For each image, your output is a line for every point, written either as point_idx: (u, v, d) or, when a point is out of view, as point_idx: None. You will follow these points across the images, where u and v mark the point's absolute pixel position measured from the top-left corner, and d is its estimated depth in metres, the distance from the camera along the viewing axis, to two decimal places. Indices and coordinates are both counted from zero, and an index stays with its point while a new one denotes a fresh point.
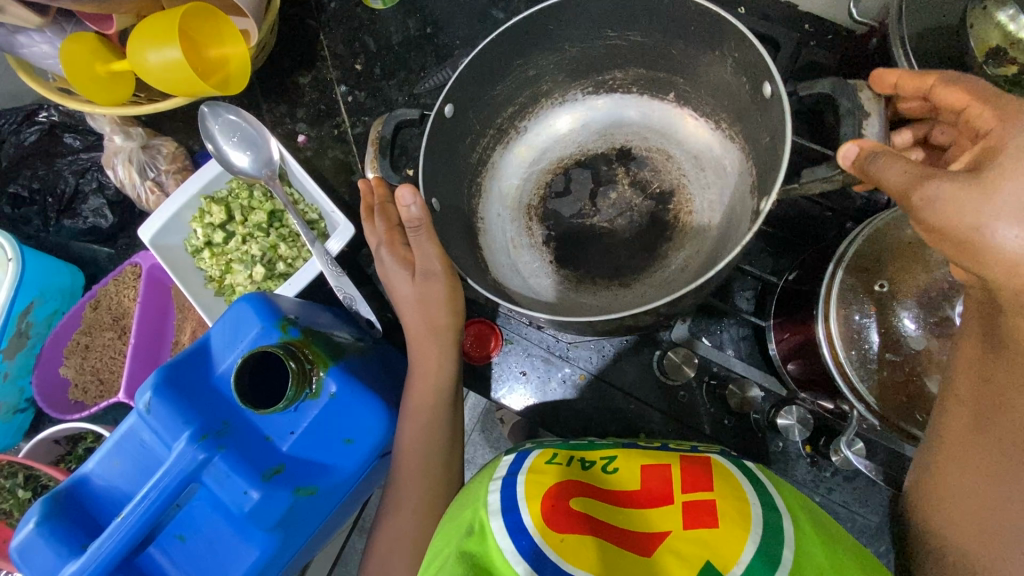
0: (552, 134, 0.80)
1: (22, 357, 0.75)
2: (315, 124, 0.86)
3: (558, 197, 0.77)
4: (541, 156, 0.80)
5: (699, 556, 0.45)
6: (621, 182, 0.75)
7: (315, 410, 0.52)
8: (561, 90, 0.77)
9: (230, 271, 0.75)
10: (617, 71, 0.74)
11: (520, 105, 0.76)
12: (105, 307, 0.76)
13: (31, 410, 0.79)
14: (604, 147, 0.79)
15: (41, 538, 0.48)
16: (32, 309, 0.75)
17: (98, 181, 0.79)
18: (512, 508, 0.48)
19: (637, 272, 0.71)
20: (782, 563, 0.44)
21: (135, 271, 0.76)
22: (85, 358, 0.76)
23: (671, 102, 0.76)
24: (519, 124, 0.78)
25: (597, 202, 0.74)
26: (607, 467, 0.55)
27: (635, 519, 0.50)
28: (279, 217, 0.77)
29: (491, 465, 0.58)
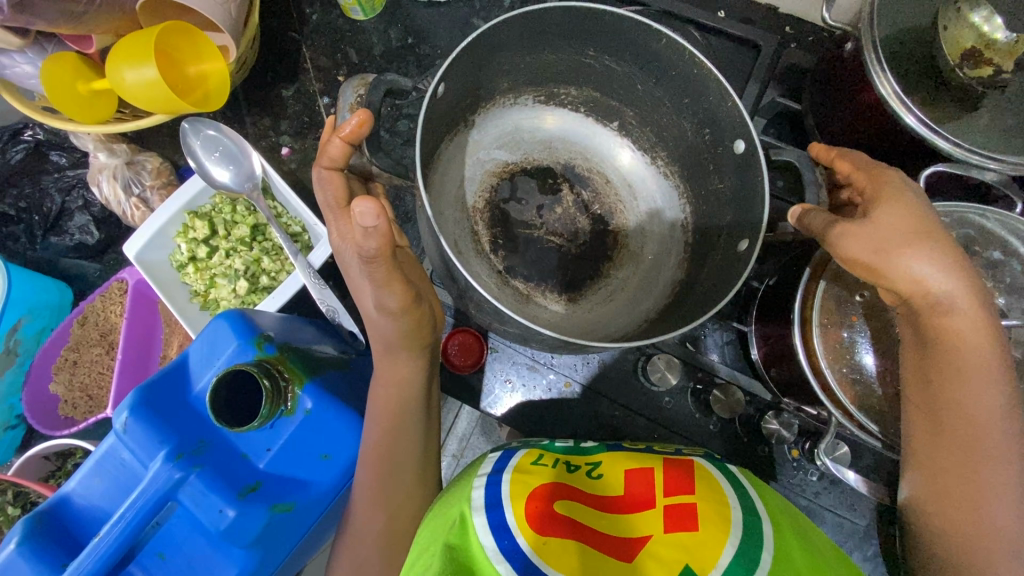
0: (498, 133, 0.76)
1: (11, 374, 0.76)
2: (298, 136, 0.86)
3: (505, 201, 0.75)
4: (486, 158, 0.76)
5: (678, 560, 0.45)
6: (565, 197, 0.76)
7: (291, 427, 0.53)
8: (516, 92, 0.73)
9: (214, 286, 0.76)
10: (571, 88, 0.73)
11: (478, 98, 0.70)
12: (93, 323, 0.78)
13: (23, 426, 0.80)
14: (549, 160, 0.79)
15: (21, 559, 0.48)
16: (20, 327, 0.75)
17: (84, 198, 0.80)
18: (497, 506, 0.48)
19: (584, 286, 0.73)
20: (760, 566, 0.44)
21: (121, 288, 0.78)
22: (74, 374, 0.77)
23: (614, 130, 0.77)
24: (470, 118, 0.72)
25: (543, 214, 0.74)
26: (592, 473, 0.56)
27: (618, 524, 0.49)
28: (262, 231, 0.77)
29: (474, 463, 0.59)
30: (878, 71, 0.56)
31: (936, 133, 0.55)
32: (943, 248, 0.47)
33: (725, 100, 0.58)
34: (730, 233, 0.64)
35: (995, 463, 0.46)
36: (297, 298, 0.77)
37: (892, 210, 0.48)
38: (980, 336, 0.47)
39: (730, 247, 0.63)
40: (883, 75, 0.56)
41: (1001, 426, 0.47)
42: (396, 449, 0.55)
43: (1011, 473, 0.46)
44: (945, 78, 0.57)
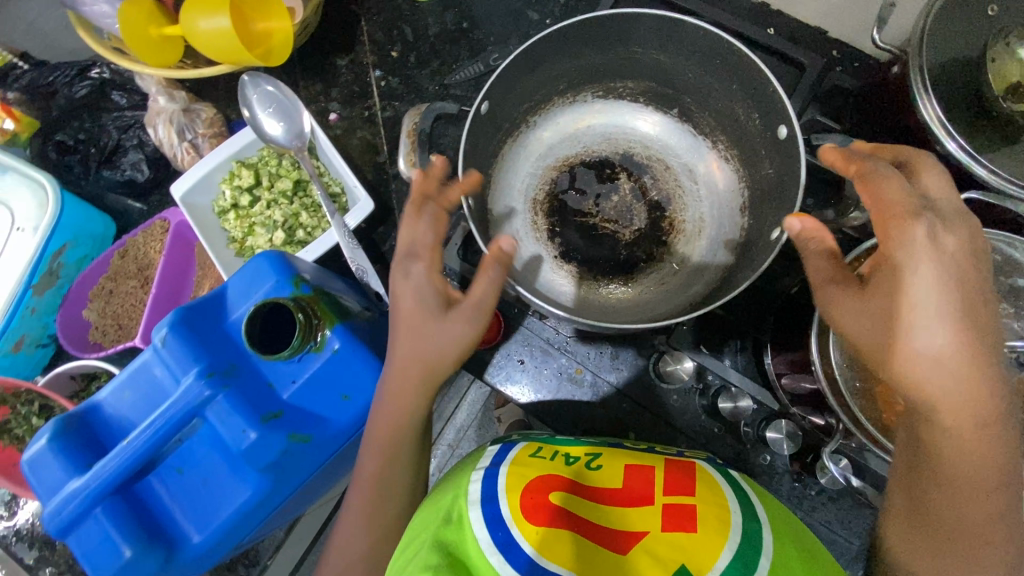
0: (559, 131, 0.76)
1: (50, 294, 0.78)
2: (347, 104, 0.89)
3: (563, 193, 0.75)
4: (548, 152, 0.76)
5: (674, 560, 0.46)
6: (622, 185, 0.74)
7: (317, 363, 0.55)
8: (574, 91, 0.73)
9: (252, 234, 0.78)
10: (627, 81, 0.71)
11: (535, 103, 0.72)
12: (132, 257, 0.81)
13: (52, 346, 0.82)
14: (608, 151, 0.76)
15: (50, 454, 0.51)
16: (65, 251, 0.78)
17: (139, 138, 0.84)
18: (492, 498, 0.50)
19: (633, 270, 0.72)
20: (757, 570, 0.45)
21: (163, 226, 0.81)
22: (108, 302, 0.81)
23: (674, 118, 0.74)
24: (530, 120, 0.74)
25: (599, 203, 0.74)
26: (592, 465, 0.57)
27: (617, 519, 0.51)
28: (303, 187, 0.80)
29: (473, 454, 0.60)
30: (921, 93, 0.57)
31: (974, 160, 0.56)
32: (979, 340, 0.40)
33: (767, 90, 0.58)
34: (762, 231, 0.63)
35: (977, 559, 0.42)
36: (328, 256, 0.79)
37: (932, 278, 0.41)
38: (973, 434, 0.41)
39: (763, 241, 0.63)
40: (926, 97, 0.57)
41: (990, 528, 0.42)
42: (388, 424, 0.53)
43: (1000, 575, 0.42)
44: (989, 107, 0.58)
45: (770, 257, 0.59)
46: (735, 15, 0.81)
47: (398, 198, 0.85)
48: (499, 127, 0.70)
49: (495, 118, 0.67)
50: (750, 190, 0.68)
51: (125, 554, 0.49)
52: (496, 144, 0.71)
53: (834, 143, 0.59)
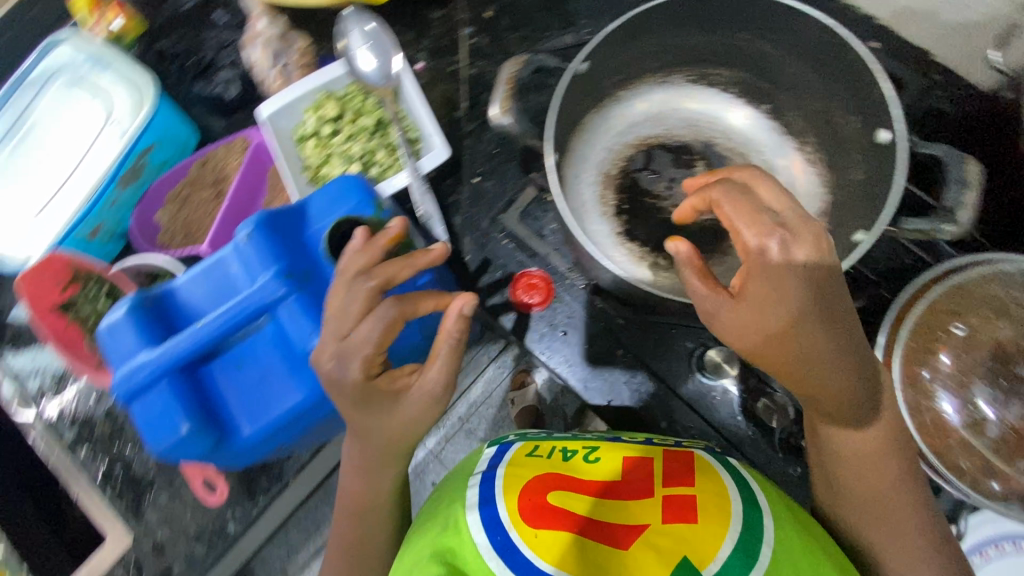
0: (643, 109, 0.75)
1: (130, 191, 0.82)
2: (434, 56, 0.91)
3: (637, 172, 0.75)
4: (629, 129, 0.75)
5: (676, 552, 0.47)
6: (698, 173, 0.74)
7: (386, 284, 0.56)
8: (667, 71, 0.72)
9: (328, 163, 0.80)
10: (723, 69, 0.71)
11: (627, 75, 0.71)
12: (210, 168, 0.83)
13: (123, 239, 0.85)
14: (689, 137, 0.75)
15: (127, 325, 0.54)
16: (150, 151, 0.81)
17: (234, 57, 0.87)
18: (490, 501, 0.50)
19: None
20: (760, 561, 0.46)
21: (243, 143, 0.84)
22: (181, 209, 0.84)
23: (762, 114, 0.73)
24: (619, 93, 0.73)
25: (672, 187, 0.74)
26: (590, 458, 0.56)
27: (614, 511, 0.51)
28: (383, 127, 0.82)
29: (473, 455, 0.61)
30: None
31: None
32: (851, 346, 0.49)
33: (873, 92, 0.57)
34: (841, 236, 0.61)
35: (905, 535, 0.51)
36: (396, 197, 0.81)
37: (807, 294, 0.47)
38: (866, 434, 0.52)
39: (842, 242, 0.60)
40: None
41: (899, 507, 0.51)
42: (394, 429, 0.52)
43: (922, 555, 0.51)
44: None
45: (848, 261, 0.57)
46: (841, 23, 0.79)
47: (469, 155, 0.86)
48: (589, 94, 0.69)
49: (589, 83, 0.67)
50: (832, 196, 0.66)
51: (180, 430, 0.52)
52: (584, 112, 0.71)
53: (939, 153, 0.58)
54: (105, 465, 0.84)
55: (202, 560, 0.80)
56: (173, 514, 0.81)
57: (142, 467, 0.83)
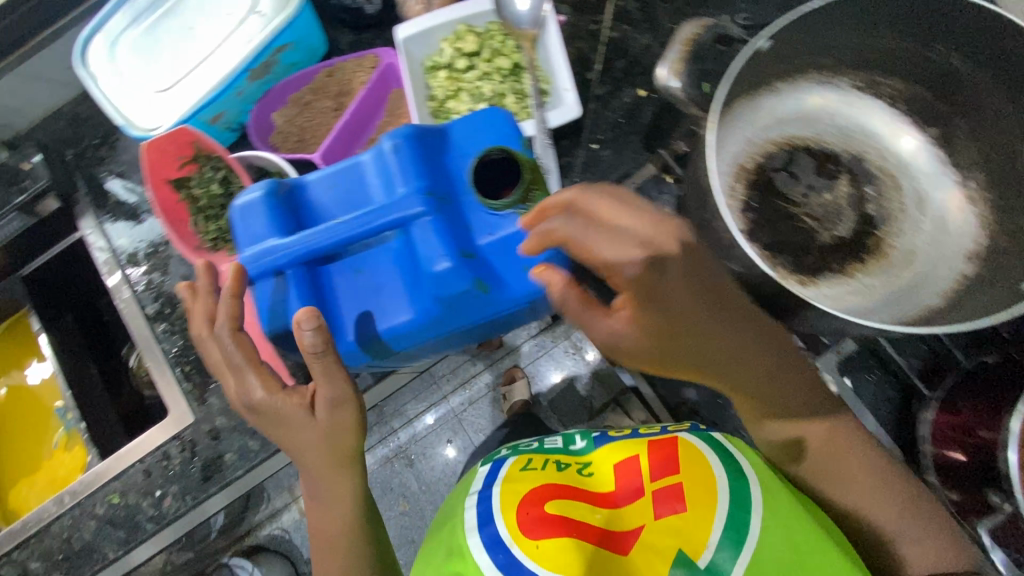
0: (797, 105, 0.71)
1: (256, 85, 0.82)
2: (577, 11, 0.86)
3: (776, 170, 0.70)
4: (777, 123, 0.71)
5: (672, 546, 0.56)
6: (841, 185, 0.70)
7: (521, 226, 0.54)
8: (837, 70, 0.67)
9: (455, 97, 0.79)
10: (900, 81, 0.66)
11: (795, 65, 0.66)
12: (337, 79, 0.83)
13: (235, 134, 0.87)
14: (841, 146, 0.71)
15: (263, 208, 0.54)
16: (284, 50, 0.80)
17: None
18: (489, 522, 0.60)
19: (818, 273, 0.67)
20: (747, 537, 0.55)
21: (373, 62, 0.83)
22: (301, 114, 0.84)
23: (927, 139, 0.69)
24: (778, 82, 0.68)
25: (809, 195, 0.69)
26: (582, 471, 0.67)
27: (607, 519, 0.61)
28: (517, 73, 0.80)
29: (470, 475, 0.72)
30: None
31: None
32: (726, 313, 0.51)
33: None
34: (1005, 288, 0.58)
35: (866, 482, 0.59)
36: None
37: (678, 286, 0.49)
38: (789, 429, 0.60)
39: (1003, 288, 0.58)
40: None
41: (854, 488, 0.60)
42: (349, 424, 0.56)
43: (904, 533, 0.58)
44: None
45: (1006, 305, 0.55)
46: None
47: (592, 120, 0.83)
48: (756, 78, 0.64)
49: (763, 66, 0.62)
50: (993, 241, 0.64)
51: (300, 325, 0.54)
52: (742, 95, 0.65)
53: None
54: (180, 344, 0.86)
55: (255, 455, 0.82)
56: (236, 406, 0.83)
57: None
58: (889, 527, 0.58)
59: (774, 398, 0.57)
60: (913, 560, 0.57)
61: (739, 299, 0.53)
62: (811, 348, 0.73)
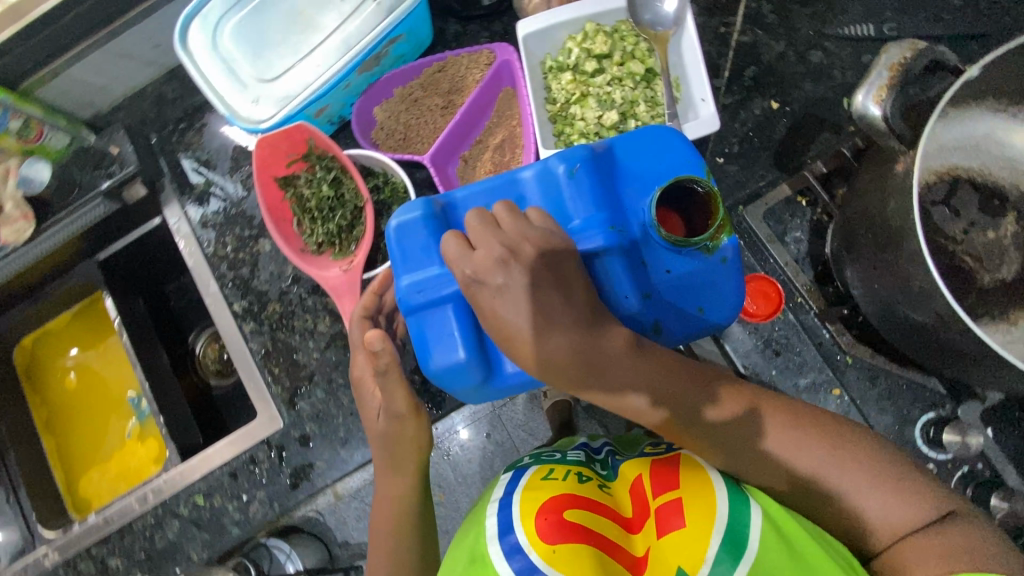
0: (963, 134, 0.64)
1: (364, 78, 0.77)
2: (706, 12, 0.80)
3: (936, 204, 0.64)
4: (939, 152, 0.64)
5: (673, 561, 0.44)
6: (1006, 224, 0.65)
7: (704, 263, 0.56)
8: (1019, 99, 0.62)
9: (580, 102, 0.74)
10: None
11: (979, 92, 0.59)
12: (449, 75, 0.78)
13: (334, 127, 0.82)
14: (1005, 181, 0.66)
15: (423, 229, 0.56)
16: (397, 42, 0.75)
17: None
18: (508, 530, 0.47)
19: (980, 320, 0.62)
20: (750, 550, 0.43)
21: (488, 58, 0.77)
22: (406, 110, 0.79)
23: None
24: (952, 109, 0.61)
25: (970, 232, 0.64)
26: (602, 487, 0.54)
27: (622, 537, 0.48)
28: (648, 79, 0.74)
29: (490, 488, 0.59)
30: None
31: None
32: (607, 362, 0.49)
33: None
34: None
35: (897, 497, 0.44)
36: None
37: (524, 299, 0.49)
38: (733, 399, 0.49)
39: None
40: None
41: (843, 470, 0.45)
42: (410, 437, 0.59)
43: (865, 489, 0.44)
44: None
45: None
46: None
47: (719, 134, 0.78)
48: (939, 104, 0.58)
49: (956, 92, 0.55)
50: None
51: (461, 353, 0.54)
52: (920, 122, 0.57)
53: None
54: (269, 345, 0.83)
55: (345, 465, 0.79)
56: (326, 413, 0.80)
57: (305, 357, 0.82)
58: (882, 524, 0.44)
59: (662, 391, 0.50)
60: (894, 551, 0.44)
61: (585, 301, 0.50)
62: (953, 395, 0.69)
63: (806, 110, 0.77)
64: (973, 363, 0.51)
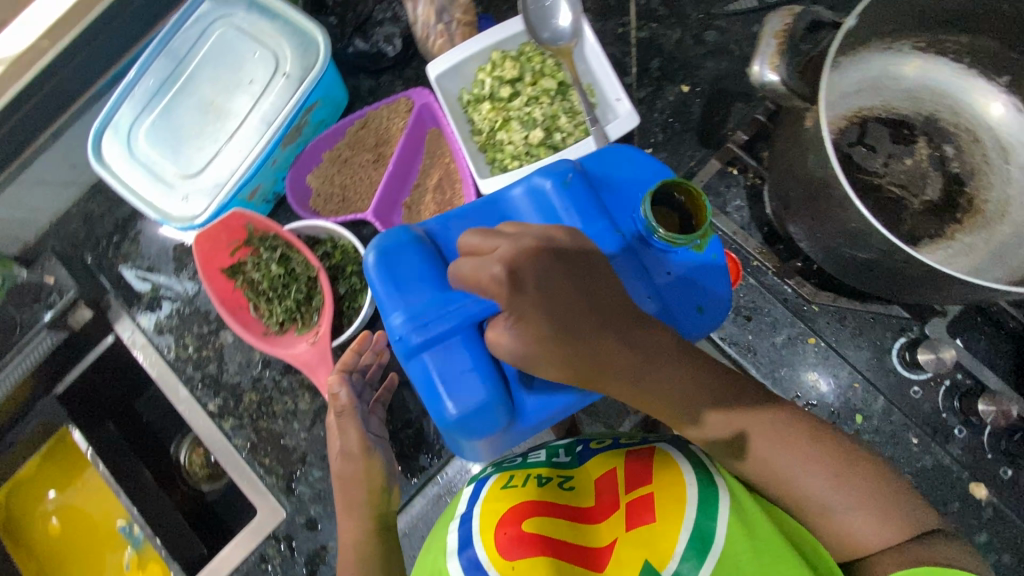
0: (861, 78, 0.69)
1: (288, 151, 0.77)
2: (601, 18, 0.84)
3: (853, 145, 0.68)
4: (842, 99, 0.69)
5: (639, 557, 0.51)
6: (921, 149, 0.69)
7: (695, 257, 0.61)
8: (900, 35, 0.66)
9: (504, 127, 0.76)
10: (966, 36, 0.66)
11: (861, 38, 0.63)
12: (372, 129, 0.78)
13: (272, 204, 0.82)
14: (911, 111, 0.70)
15: (413, 255, 0.55)
16: (313, 109, 0.76)
17: (394, 12, 0.81)
18: (468, 543, 0.55)
19: (917, 242, 0.66)
20: (715, 542, 0.49)
21: (407, 105, 0.78)
22: (338, 172, 0.79)
23: (998, 88, 0.69)
24: (841, 58, 0.66)
25: (889, 164, 0.67)
26: (563, 485, 0.61)
27: (585, 534, 0.56)
28: (563, 91, 0.77)
29: (456, 498, 0.65)
30: None
31: None
32: (632, 368, 0.51)
33: None
34: None
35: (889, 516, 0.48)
36: None
37: (557, 303, 0.48)
38: (738, 409, 0.53)
39: None
40: None
41: (821, 479, 0.50)
42: (361, 473, 0.61)
43: (857, 506, 0.49)
44: None
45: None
46: None
47: (641, 126, 0.81)
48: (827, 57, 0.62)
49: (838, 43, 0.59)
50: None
51: (477, 390, 0.53)
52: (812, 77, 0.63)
53: None
54: (253, 436, 0.80)
55: None
56: (327, 491, 0.78)
57: (292, 440, 0.80)
58: (869, 539, 0.48)
59: (689, 399, 0.52)
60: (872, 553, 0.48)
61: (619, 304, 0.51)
62: (917, 317, 0.71)
63: (716, 87, 0.81)
64: (925, 286, 0.54)
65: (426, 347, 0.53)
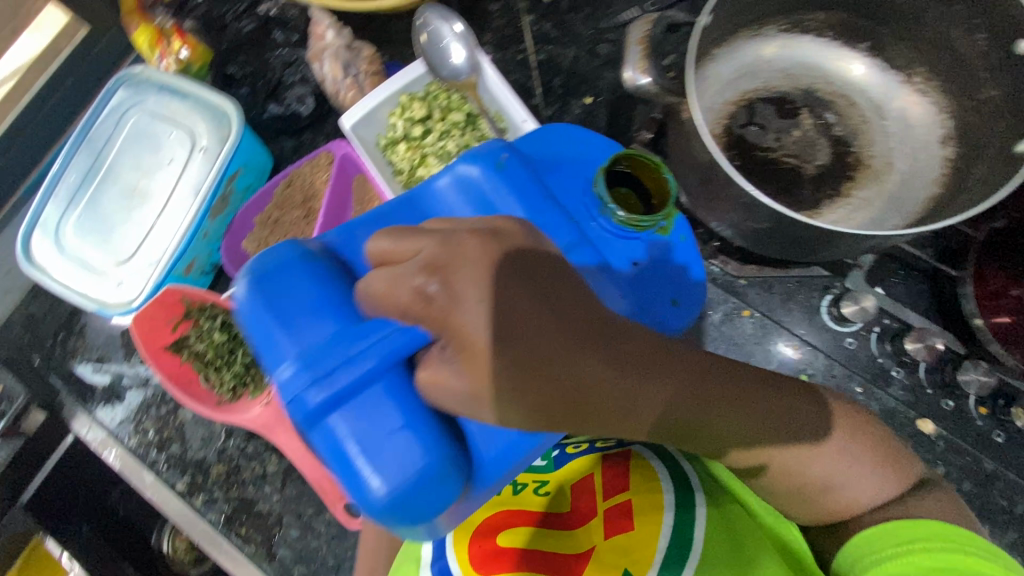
0: (738, 65, 0.74)
1: (219, 221, 0.79)
2: (500, 48, 0.89)
3: (744, 126, 0.73)
4: (726, 87, 0.74)
5: (619, 565, 0.55)
6: (805, 120, 0.74)
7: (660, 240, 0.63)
8: (763, 21, 0.71)
9: (423, 163, 0.79)
10: (820, 13, 0.72)
11: (727, 30, 0.69)
12: (298, 187, 0.81)
13: (213, 274, 0.83)
14: (789, 87, 0.75)
15: (303, 275, 0.46)
16: (237, 177, 0.78)
17: (302, 74, 0.85)
18: (442, 551, 0.62)
19: (820, 204, 0.70)
20: (693, 545, 0.54)
21: (328, 157, 0.81)
22: (272, 232, 0.81)
23: (861, 54, 0.75)
24: (716, 51, 0.71)
25: (781, 138, 0.72)
26: (540, 490, 0.66)
27: (564, 540, 0.60)
28: (472, 121, 0.80)
29: None
30: None
31: None
32: (607, 367, 0.47)
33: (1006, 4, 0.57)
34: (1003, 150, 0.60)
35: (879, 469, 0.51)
36: None
37: (516, 304, 0.45)
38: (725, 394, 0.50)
39: (991, 156, 0.62)
40: None
41: (818, 456, 0.51)
42: None
43: (856, 471, 0.51)
44: None
45: (1014, 171, 0.57)
46: None
47: None
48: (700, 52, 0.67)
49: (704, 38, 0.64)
50: (956, 119, 0.69)
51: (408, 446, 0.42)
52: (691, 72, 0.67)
53: None
54: (227, 508, 0.80)
55: None
56: (308, 549, 0.78)
57: (266, 505, 0.79)
58: (866, 492, 0.51)
59: (680, 392, 0.49)
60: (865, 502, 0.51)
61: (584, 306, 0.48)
62: (837, 273, 0.75)
63: (617, 94, 0.86)
64: (823, 242, 0.58)
65: (331, 408, 0.41)
